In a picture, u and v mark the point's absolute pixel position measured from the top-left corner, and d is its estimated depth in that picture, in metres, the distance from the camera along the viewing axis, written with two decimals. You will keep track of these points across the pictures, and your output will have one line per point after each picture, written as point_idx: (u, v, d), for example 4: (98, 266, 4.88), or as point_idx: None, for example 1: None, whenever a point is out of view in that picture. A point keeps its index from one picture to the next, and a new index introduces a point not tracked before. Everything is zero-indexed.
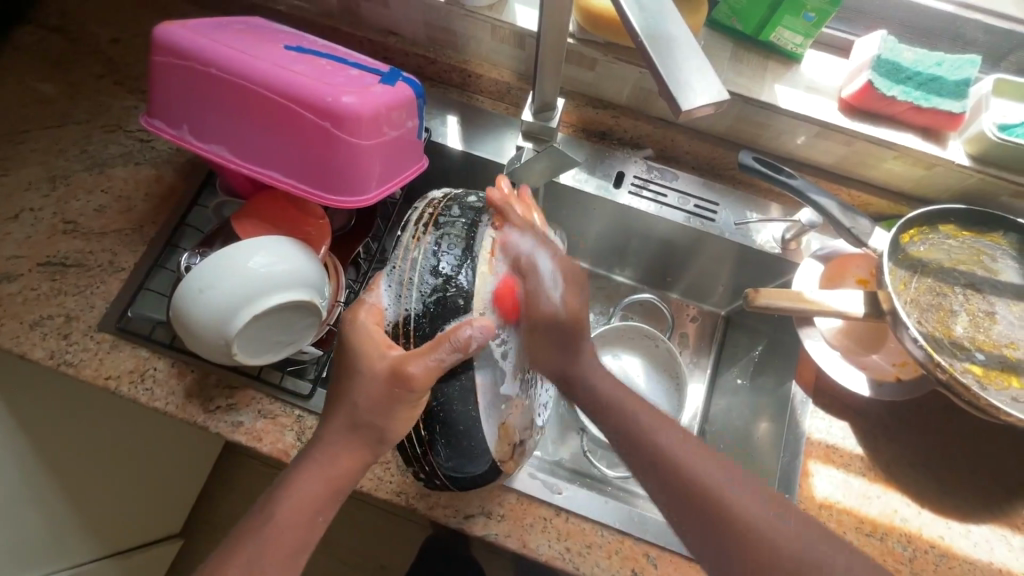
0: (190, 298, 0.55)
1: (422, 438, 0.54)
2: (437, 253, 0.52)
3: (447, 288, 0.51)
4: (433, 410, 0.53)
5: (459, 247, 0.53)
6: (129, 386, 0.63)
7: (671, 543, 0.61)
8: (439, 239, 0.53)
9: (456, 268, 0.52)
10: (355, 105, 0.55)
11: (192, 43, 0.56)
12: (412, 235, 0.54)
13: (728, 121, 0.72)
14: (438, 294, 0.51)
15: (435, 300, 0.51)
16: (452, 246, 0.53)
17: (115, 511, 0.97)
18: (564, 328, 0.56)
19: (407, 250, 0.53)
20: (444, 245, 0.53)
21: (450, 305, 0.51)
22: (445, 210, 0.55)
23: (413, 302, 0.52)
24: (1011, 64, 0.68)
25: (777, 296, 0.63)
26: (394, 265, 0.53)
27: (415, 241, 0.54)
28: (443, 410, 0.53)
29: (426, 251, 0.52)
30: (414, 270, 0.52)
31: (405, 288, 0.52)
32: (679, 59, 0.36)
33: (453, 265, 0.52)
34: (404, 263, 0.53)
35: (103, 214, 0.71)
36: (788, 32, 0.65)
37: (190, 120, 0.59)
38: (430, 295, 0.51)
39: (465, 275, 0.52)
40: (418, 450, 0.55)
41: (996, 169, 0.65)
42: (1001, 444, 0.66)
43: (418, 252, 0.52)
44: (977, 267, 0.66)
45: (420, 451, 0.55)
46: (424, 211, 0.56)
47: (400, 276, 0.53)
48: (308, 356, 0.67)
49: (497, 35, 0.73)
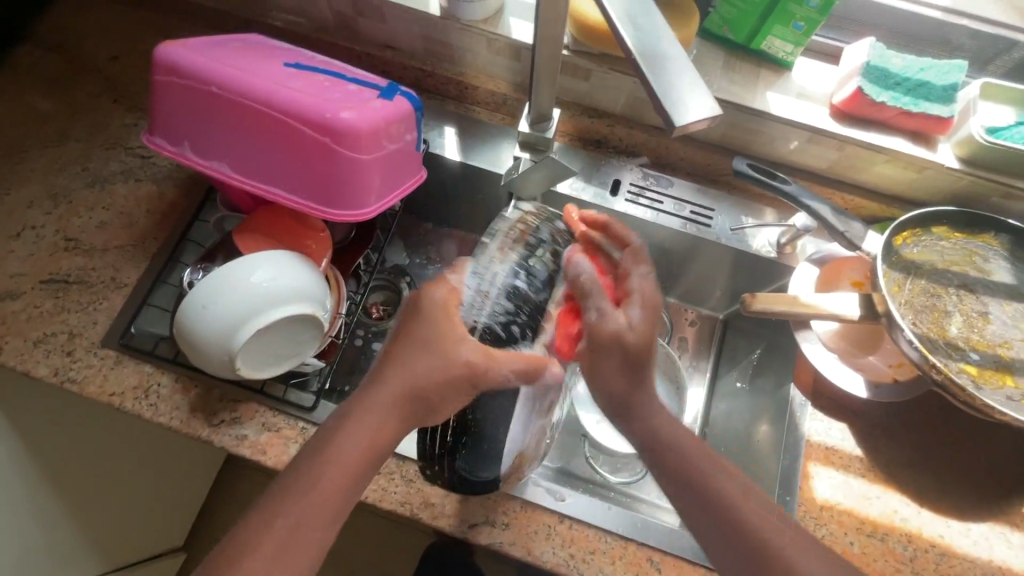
0: (195, 313, 0.56)
1: (448, 440, 0.61)
2: (517, 275, 0.60)
3: (521, 311, 0.59)
4: (470, 418, 0.62)
5: (535, 275, 0.61)
6: (133, 402, 0.64)
7: (675, 548, 0.61)
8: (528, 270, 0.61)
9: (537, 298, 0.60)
10: (353, 120, 0.56)
11: (192, 62, 0.57)
12: (498, 252, 0.62)
13: (721, 128, 0.73)
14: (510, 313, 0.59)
15: (505, 320, 0.58)
16: (530, 274, 0.61)
17: (118, 525, 0.97)
18: (631, 355, 0.54)
19: (491, 263, 0.61)
20: (524, 270, 0.61)
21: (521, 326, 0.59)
22: (530, 234, 0.64)
23: (485, 314, 0.58)
24: (997, 67, 0.69)
25: (774, 301, 0.65)
26: (479, 271, 0.60)
27: (500, 258, 0.61)
28: (477, 421, 0.62)
29: (512, 280, 0.60)
30: (495, 286, 0.59)
31: (483, 297, 0.58)
32: (670, 77, 0.37)
33: (529, 292, 0.60)
34: (489, 278, 0.60)
35: (106, 230, 0.72)
36: (779, 40, 0.66)
37: (191, 137, 0.59)
38: (509, 310, 0.59)
39: (535, 301, 0.60)
40: (439, 450, 0.61)
41: (986, 172, 0.66)
42: (997, 443, 0.67)
43: (507, 278, 0.60)
44: (970, 268, 0.67)
45: (441, 450, 0.61)
46: (512, 229, 0.64)
47: (482, 285, 0.59)
48: (311, 368, 0.68)
49: (492, 47, 0.74)
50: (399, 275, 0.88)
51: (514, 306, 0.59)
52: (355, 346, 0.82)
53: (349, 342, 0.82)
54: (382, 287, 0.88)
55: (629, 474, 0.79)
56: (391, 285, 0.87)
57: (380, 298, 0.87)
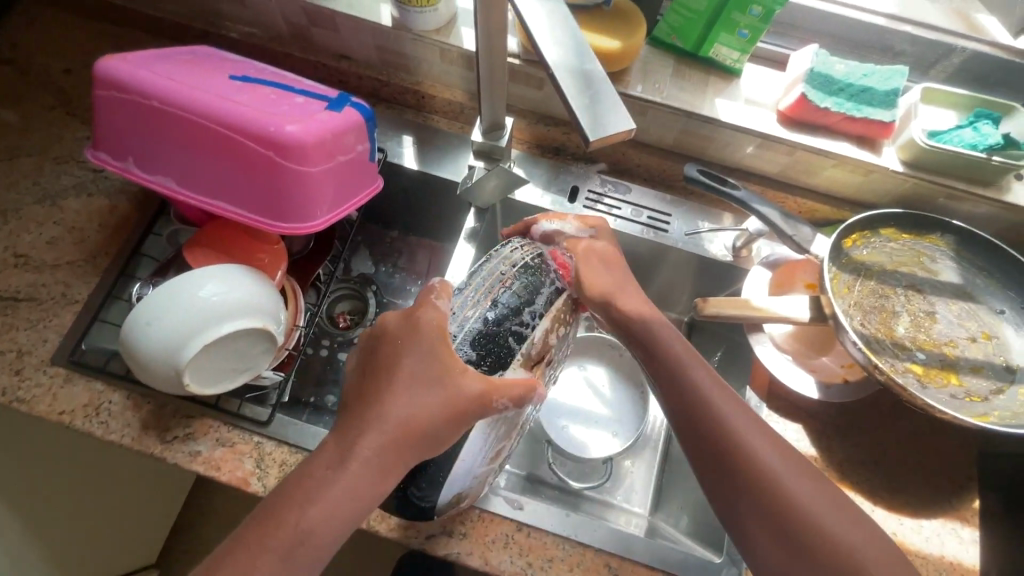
0: (139, 332, 0.55)
1: None
2: (508, 296, 0.55)
3: (501, 343, 0.54)
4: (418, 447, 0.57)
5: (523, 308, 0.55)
6: (83, 420, 0.63)
7: (632, 553, 0.62)
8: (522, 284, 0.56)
9: (523, 316, 0.55)
10: (298, 134, 0.55)
11: (133, 76, 0.56)
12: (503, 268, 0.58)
13: (675, 134, 0.74)
14: (490, 332, 0.54)
15: (481, 338, 0.54)
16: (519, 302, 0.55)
17: (84, 542, 0.95)
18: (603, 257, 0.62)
19: (491, 278, 0.57)
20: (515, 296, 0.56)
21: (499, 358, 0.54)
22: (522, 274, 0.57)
23: (464, 324, 0.54)
24: (938, 72, 0.71)
25: (724, 305, 0.66)
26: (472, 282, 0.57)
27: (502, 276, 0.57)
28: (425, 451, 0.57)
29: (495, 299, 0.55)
30: (483, 300, 0.55)
31: (467, 306, 0.55)
32: (587, 92, 0.37)
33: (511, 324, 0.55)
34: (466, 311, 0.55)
35: (57, 246, 0.71)
36: (725, 47, 0.67)
37: (136, 153, 0.59)
38: (482, 350, 0.53)
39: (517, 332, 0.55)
40: None
41: (929, 175, 0.67)
42: (946, 439, 0.69)
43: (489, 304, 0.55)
44: (917, 268, 0.68)
45: None
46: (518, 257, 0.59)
47: (473, 293, 0.56)
48: (269, 381, 0.67)
49: (447, 57, 0.74)
50: (364, 284, 0.88)
51: (496, 336, 0.54)
52: (321, 356, 0.82)
53: (314, 353, 0.82)
54: (347, 295, 0.88)
55: (597, 480, 0.78)
56: (358, 292, 0.88)
57: (347, 307, 0.87)
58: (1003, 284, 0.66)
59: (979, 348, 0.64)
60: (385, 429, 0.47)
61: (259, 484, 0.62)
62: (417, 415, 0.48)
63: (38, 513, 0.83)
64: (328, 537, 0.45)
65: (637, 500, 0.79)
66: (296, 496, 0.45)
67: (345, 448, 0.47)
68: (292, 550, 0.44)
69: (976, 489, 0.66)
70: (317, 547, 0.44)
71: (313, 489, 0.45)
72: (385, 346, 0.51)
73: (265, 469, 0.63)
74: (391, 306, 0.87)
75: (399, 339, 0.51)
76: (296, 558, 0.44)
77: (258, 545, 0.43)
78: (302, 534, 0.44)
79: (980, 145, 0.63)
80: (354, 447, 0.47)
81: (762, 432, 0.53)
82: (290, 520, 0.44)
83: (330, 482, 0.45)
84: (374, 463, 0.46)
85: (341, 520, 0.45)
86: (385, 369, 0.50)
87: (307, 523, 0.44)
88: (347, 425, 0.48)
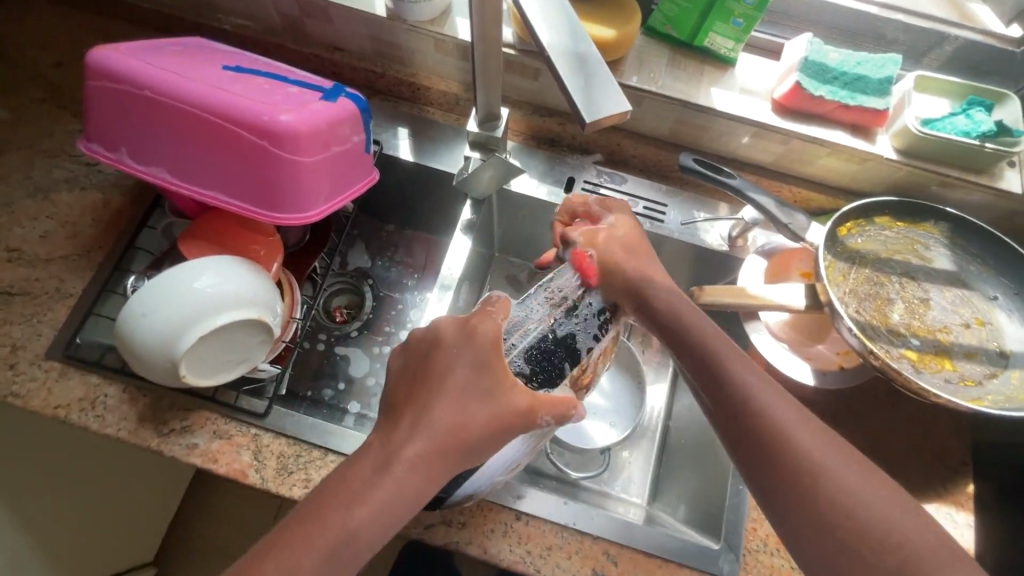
0: (134, 323, 0.55)
1: None
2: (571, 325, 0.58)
3: (552, 359, 0.56)
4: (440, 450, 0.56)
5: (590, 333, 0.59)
6: (79, 414, 0.62)
7: (631, 541, 0.62)
8: (586, 308, 0.60)
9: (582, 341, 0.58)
10: (293, 123, 0.55)
11: (125, 66, 0.56)
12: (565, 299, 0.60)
13: (670, 124, 0.74)
14: (551, 354, 0.56)
15: (543, 362, 0.55)
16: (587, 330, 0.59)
17: (80, 541, 0.95)
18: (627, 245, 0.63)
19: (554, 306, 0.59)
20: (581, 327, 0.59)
21: (551, 374, 0.55)
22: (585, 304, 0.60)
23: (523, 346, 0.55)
24: (931, 60, 0.71)
25: (721, 294, 0.66)
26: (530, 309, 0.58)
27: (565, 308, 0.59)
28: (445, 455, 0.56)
29: (552, 321, 0.58)
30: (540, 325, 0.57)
31: (524, 329, 0.56)
32: (581, 74, 0.37)
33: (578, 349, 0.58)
34: (520, 326, 0.56)
35: (50, 240, 0.70)
36: (720, 36, 0.68)
37: (129, 143, 0.59)
38: (536, 363, 0.54)
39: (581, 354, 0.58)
40: None
41: (923, 163, 0.68)
42: (941, 425, 0.69)
43: (548, 322, 0.57)
44: (911, 256, 0.68)
45: None
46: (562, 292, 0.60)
47: (528, 322, 0.57)
48: (266, 373, 0.66)
49: (441, 48, 0.74)
50: (361, 278, 0.88)
51: (549, 353, 0.56)
52: (318, 351, 0.82)
53: (311, 347, 0.82)
54: (344, 289, 0.88)
55: (594, 470, 0.79)
56: (354, 286, 0.88)
57: (344, 301, 0.87)
58: (997, 270, 0.66)
59: (972, 333, 0.64)
60: (433, 436, 0.47)
61: (257, 475, 0.62)
62: (469, 422, 0.48)
63: (32, 511, 0.82)
64: (369, 539, 0.44)
65: (634, 490, 0.79)
66: (338, 497, 0.44)
67: (390, 452, 0.46)
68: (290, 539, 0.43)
69: (970, 474, 0.67)
70: (360, 547, 0.43)
71: (357, 489, 0.45)
72: (439, 353, 0.51)
73: (263, 461, 0.63)
74: (388, 299, 0.87)
75: (451, 346, 0.51)
76: (336, 561, 0.42)
77: (280, 543, 0.42)
78: (347, 535, 0.43)
79: (972, 132, 0.63)
80: (398, 451, 0.46)
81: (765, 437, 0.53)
82: (334, 522, 0.43)
83: (374, 484, 0.45)
84: (420, 470, 0.46)
85: (383, 523, 0.44)
86: (436, 370, 0.50)
87: (353, 524, 0.43)
88: (395, 427, 0.48)
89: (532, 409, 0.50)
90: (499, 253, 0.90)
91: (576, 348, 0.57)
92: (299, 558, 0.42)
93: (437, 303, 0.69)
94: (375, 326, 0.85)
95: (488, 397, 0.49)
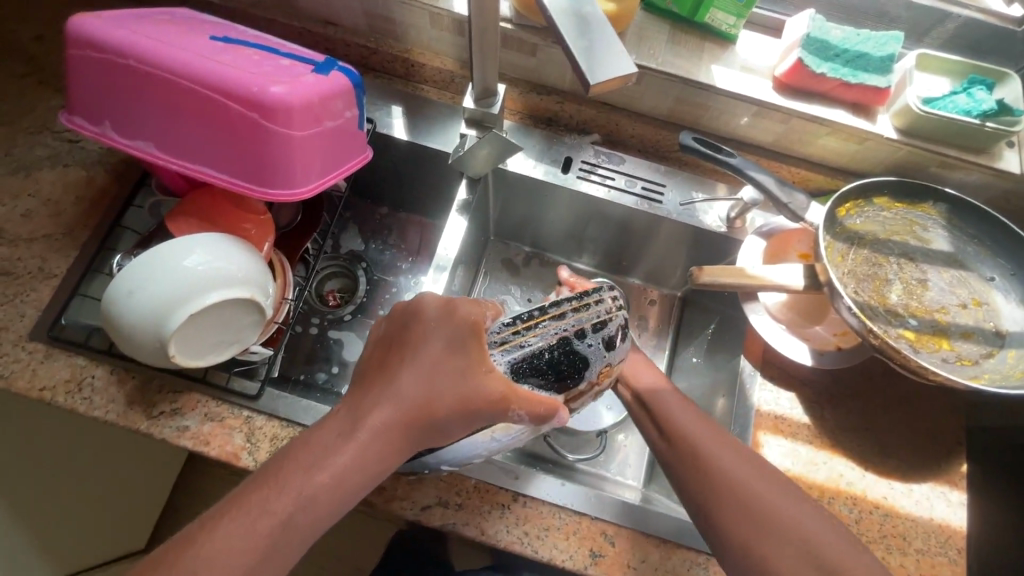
0: (121, 300, 0.53)
1: None
2: (593, 340, 0.53)
3: (540, 375, 0.51)
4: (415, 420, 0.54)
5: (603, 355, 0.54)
6: (66, 396, 0.61)
7: (628, 521, 0.62)
8: (605, 335, 0.54)
9: (588, 362, 0.53)
10: (284, 96, 0.53)
11: (107, 34, 0.53)
12: (604, 312, 0.55)
13: (669, 103, 0.73)
14: (550, 362, 0.51)
15: (531, 367, 0.50)
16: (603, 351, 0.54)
17: (68, 530, 0.93)
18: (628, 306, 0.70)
19: (578, 315, 0.54)
20: (596, 346, 0.54)
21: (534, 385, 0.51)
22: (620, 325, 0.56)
23: (512, 352, 0.50)
24: (932, 39, 0.71)
25: (720, 273, 0.65)
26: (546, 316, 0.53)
27: (590, 319, 0.54)
28: None
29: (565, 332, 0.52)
30: (554, 330, 0.52)
31: (530, 330, 0.51)
32: (588, 36, 0.36)
33: (579, 370, 0.53)
34: (518, 329, 0.51)
35: (32, 219, 0.68)
36: (721, 12, 0.66)
37: (115, 116, 0.57)
38: (520, 371, 0.50)
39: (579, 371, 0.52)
40: None
41: (923, 142, 0.67)
42: (935, 401, 0.70)
43: (555, 338, 0.52)
44: (910, 237, 0.68)
45: None
46: (595, 308, 0.55)
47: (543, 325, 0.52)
48: (258, 356, 0.65)
49: (437, 22, 0.72)
50: (354, 261, 0.87)
51: (540, 372, 0.51)
52: (311, 334, 0.80)
53: (304, 331, 0.80)
54: (338, 273, 0.86)
55: (590, 452, 0.79)
56: (348, 270, 0.86)
57: (337, 285, 0.86)
58: (994, 251, 0.66)
59: (969, 314, 0.64)
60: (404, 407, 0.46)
61: (250, 458, 0.61)
62: (442, 394, 0.46)
63: (23, 496, 0.81)
64: (333, 506, 0.43)
65: (631, 473, 0.79)
66: (328, 479, 0.43)
67: (360, 419, 0.45)
68: (278, 529, 0.41)
69: (964, 453, 0.67)
70: (324, 508, 0.43)
71: (318, 456, 0.43)
72: (421, 326, 0.49)
73: (256, 444, 0.62)
74: (382, 283, 0.86)
75: (424, 315, 0.49)
76: (293, 523, 0.42)
77: (238, 504, 0.41)
78: (307, 499, 0.42)
79: (974, 111, 0.63)
80: (389, 429, 0.45)
81: (750, 453, 0.55)
82: (293, 483, 0.42)
83: (337, 450, 0.43)
84: (386, 439, 0.45)
85: (348, 490, 0.43)
86: (415, 339, 0.48)
87: (311, 487, 0.42)
88: (358, 397, 0.47)
89: (508, 402, 0.47)
90: (496, 238, 0.89)
91: (574, 376, 0.52)
92: (256, 522, 0.41)
93: (433, 284, 0.68)
94: (368, 310, 0.84)
95: (455, 371, 0.47)
